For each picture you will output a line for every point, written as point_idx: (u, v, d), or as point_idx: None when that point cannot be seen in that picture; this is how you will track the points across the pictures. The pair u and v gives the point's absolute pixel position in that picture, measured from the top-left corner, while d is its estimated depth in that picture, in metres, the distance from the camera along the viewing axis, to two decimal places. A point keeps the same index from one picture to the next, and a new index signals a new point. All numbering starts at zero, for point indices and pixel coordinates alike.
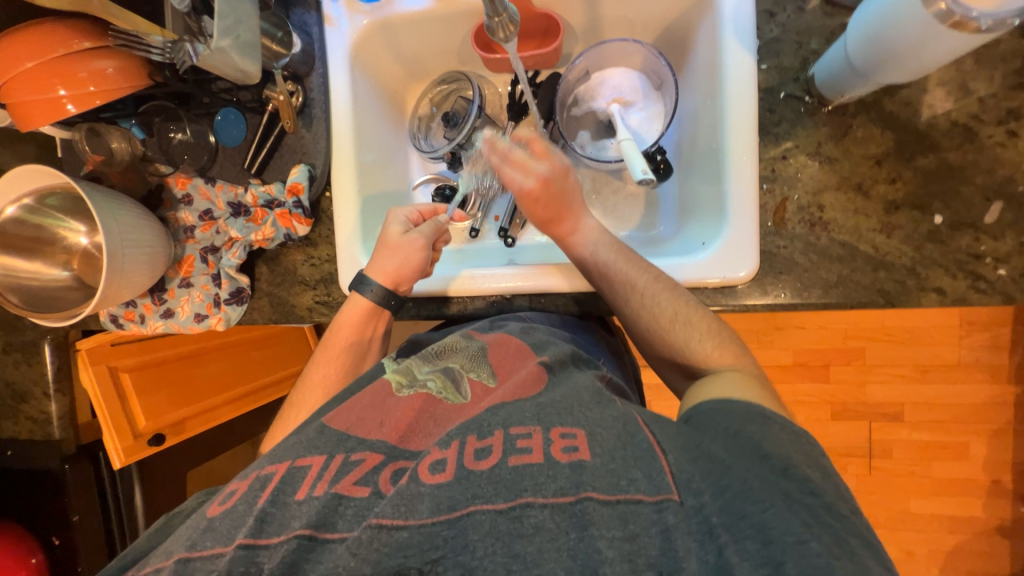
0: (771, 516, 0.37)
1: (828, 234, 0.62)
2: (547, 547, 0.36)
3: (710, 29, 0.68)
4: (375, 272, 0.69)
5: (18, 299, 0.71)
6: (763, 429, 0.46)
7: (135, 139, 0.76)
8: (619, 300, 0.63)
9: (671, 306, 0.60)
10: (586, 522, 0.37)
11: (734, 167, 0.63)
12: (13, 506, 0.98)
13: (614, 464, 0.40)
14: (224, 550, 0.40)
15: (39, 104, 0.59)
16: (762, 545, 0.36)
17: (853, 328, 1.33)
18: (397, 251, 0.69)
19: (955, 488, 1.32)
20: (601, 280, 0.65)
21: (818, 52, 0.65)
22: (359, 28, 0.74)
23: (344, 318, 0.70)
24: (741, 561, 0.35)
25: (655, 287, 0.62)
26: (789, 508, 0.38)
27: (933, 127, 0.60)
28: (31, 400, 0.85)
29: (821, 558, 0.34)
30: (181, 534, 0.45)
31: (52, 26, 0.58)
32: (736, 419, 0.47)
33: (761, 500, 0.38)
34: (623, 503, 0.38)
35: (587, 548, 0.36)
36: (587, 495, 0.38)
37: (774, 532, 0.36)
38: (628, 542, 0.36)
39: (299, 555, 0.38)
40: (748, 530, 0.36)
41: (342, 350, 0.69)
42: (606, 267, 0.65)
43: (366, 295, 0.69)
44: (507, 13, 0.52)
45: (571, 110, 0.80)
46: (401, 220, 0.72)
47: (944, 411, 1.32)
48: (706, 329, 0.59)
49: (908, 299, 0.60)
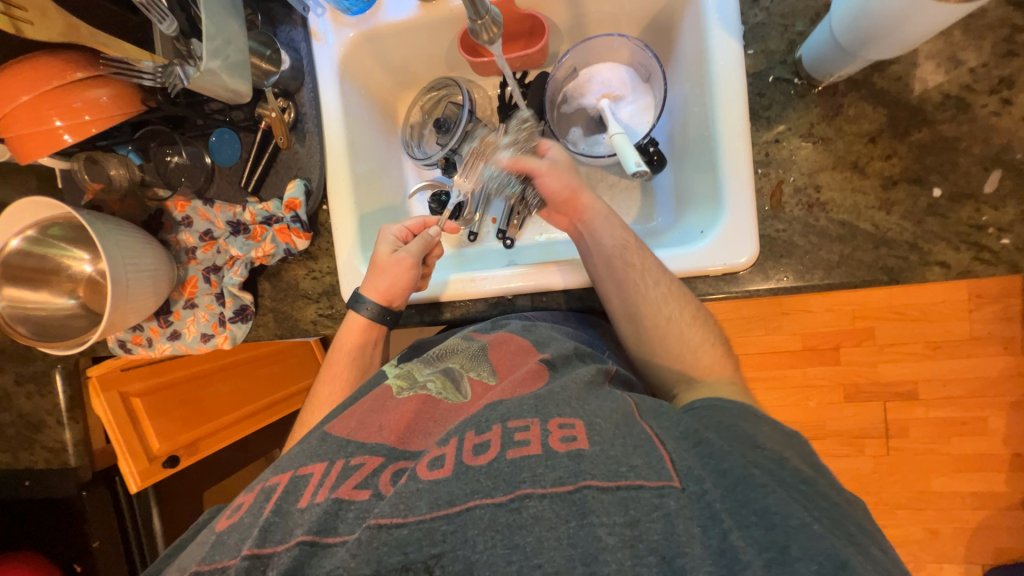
0: (773, 501, 0.37)
1: (826, 214, 0.62)
2: (547, 537, 0.36)
3: (694, 18, 0.68)
4: (368, 291, 0.70)
5: (27, 329, 0.72)
6: (757, 426, 0.47)
7: (133, 164, 0.77)
8: (626, 290, 0.63)
9: (673, 300, 0.61)
10: (585, 510, 0.37)
11: (728, 153, 0.63)
12: (31, 533, 0.99)
13: (614, 451, 0.41)
14: (230, 562, 0.40)
15: (36, 136, 0.60)
16: (766, 530, 0.36)
17: (861, 308, 1.32)
18: (387, 273, 0.69)
19: (975, 463, 1.31)
20: (608, 270, 0.64)
21: (804, 34, 0.65)
22: (346, 40, 0.75)
23: (344, 340, 0.70)
24: (746, 546, 0.35)
25: (660, 277, 0.62)
26: (788, 495, 0.38)
27: (925, 100, 0.60)
28: (46, 429, 0.88)
29: (827, 541, 0.35)
30: (192, 550, 0.45)
31: (44, 59, 0.58)
32: (728, 415, 0.48)
33: (763, 485, 0.38)
34: (624, 489, 0.38)
35: (588, 536, 0.35)
36: (586, 483, 0.38)
37: (776, 516, 0.36)
38: (629, 528, 0.36)
39: (301, 560, 0.38)
40: (752, 518, 0.36)
41: (346, 362, 0.70)
42: (613, 255, 0.64)
43: (361, 312, 0.70)
44: (490, 15, 0.52)
45: (561, 108, 0.80)
46: (389, 239, 0.71)
47: (958, 387, 1.30)
48: (707, 333, 0.61)
49: (911, 274, 0.60)
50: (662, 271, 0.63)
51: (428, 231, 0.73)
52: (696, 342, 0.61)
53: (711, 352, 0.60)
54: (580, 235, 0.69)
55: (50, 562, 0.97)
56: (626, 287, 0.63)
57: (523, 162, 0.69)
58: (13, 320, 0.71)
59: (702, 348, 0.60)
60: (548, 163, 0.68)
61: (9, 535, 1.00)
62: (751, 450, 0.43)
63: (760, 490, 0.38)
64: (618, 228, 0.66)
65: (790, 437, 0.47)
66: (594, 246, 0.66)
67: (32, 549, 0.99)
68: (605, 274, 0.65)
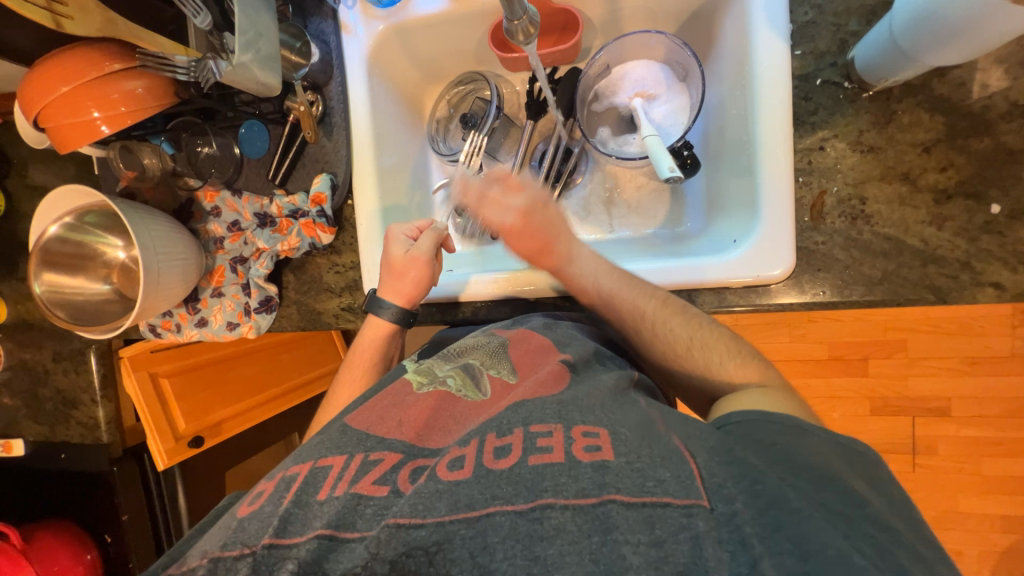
0: (810, 528, 0.35)
1: (871, 228, 0.59)
2: (569, 551, 0.35)
3: (738, 15, 0.64)
4: (389, 295, 0.70)
5: (65, 313, 0.75)
6: (799, 441, 0.44)
7: (166, 154, 0.79)
8: (629, 329, 0.62)
9: (685, 330, 0.59)
10: (609, 526, 0.36)
11: (767, 159, 0.60)
12: (64, 502, 1.04)
13: (639, 464, 0.39)
14: (252, 547, 0.41)
15: (73, 127, 0.61)
16: (800, 561, 0.33)
17: (894, 319, 1.27)
18: (406, 275, 0.69)
19: (1009, 486, 1.25)
20: (608, 310, 0.63)
21: (857, 34, 0.61)
22: (375, 33, 0.74)
23: (366, 339, 0.71)
24: (777, 575, 0.33)
25: (666, 313, 0.59)
26: (826, 520, 0.36)
27: (988, 108, 0.56)
28: (81, 406, 0.93)
29: (868, 572, 0.33)
30: (214, 534, 0.45)
31: (81, 51, 0.59)
32: (769, 432, 0.45)
33: (799, 509, 0.36)
34: (649, 506, 0.36)
35: (610, 553, 0.35)
36: (610, 497, 0.37)
37: (813, 546, 0.34)
38: (654, 548, 0.35)
39: (320, 553, 0.39)
40: (785, 544, 0.34)
41: (364, 367, 0.69)
42: (611, 297, 0.62)
43: (383, 315, 0.70)
44: (527, 16, 0.50)
45: (592, 106, 0.78)
46: (400, 239, 0.70)
47: (995, 406, 1.25)
48: (720, 349, 0.57)
49: (961, 295, 0.56)
50: (650, 301, 0.61)
51: (435, 225, 0.72)
52: (706, 360, 0.57)
53: (726, 366, 0.56)
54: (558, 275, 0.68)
55: (82, 530, 1.03)
56: (616, 312, 0.62)
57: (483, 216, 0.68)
58: (51, 305, 0.74)
59: (715, 366, 0.57)
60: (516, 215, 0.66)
61: (45, 502, 1.05)
62: (792, 472, 0.41)
63: (796, 515, 0.36)
64: (586, 261, 0.65)
65: (844, 449, 0.44)
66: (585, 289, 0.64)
67: (65, 518, 1.03)
68: (598, 304, 0.64)
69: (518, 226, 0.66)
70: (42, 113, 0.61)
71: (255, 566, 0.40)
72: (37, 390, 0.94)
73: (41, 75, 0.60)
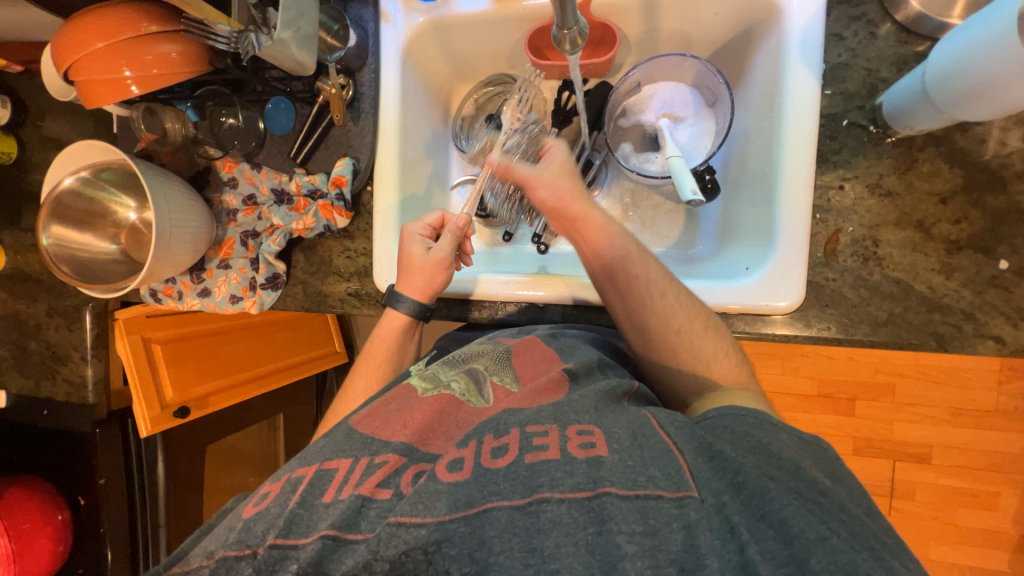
0: (790, 514, 0.36)
1: (881, 270, 0.60)
2: (565, 542, 0.35)
3: (773, 50, 0.66)
4: (407, 288, 0.70)
5: (68, 269, 0.73)
6: (771, 435, 0.44)
7: (190, 122, 0.79)
8: (634, 300, 0.61)
9: (687, 315, 0.59)
10: (603, 516, 0.36)
11: (787, 192, 0.61)
12: (41, 463, 1.02)
13: (632, 461, 0.39)
14: (256, 549, 0.41)
15: (102, 83, 0.61)
16: (784, 544, 0.35)
17: (883, 362, 1.29)
18: (425, 269, 0.69)
19: (983, 539, 1.27)
20: (622, 273, 0.62)
21: (887, 80, 0.62)
22: (414, 25, 0.75)
23: (380, 332, 0.71)
24: (762, 560, 0.34)
25: (671, 289, 0.60)
26: (805, 507, 0.37)
27: (1006, 166, 0.57)
28: (70, 363, 0.92)
29: (845, 555, 0.34)
30: (218, 534, 0.45)
31: (120, 10, 0.59)
32: (742, 424, 0.45)
33: (777, 497, 0.37)
34: (643, 497, 0.37)
35: (605, 544, 0.35)
36: (605, 490, 0.37)
37: (794, 529, 0.35)
38: (648, 537, 0.35)
39: (324, 554, 0.39)
40: (768, 530, 0.35)
41: (374, 362, 0.70)
42: (627, 259, 0.62)
43: (400, 309, 0.69)
44: (578, 26, 0.51)
45: (618, 121, 0.78)
46: (418, 239, 0.70)
47: (978, 458, 1.26)
48: (718, 340, 0.59)
49: (963, 344, 0.57)
50: (660, 274, 0.61)
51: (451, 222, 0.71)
52: (708, 353, 0.57)
53: (725, 362, 0.57)
54: (574, 243, 0.66)
55: (57, 492, 1.01)
56: (630, 298, 0.61)
57: (513, 171, 0.68)
58: (56, 259, 0.72)
59: (715, 359, 0.57)
60: (536, 172, 0.67)
61: (20, 461, 1.03)
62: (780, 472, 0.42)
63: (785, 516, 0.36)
64: (617, 238, 0.63)
65: (808, 444, 0.44)
66: (593, 257, 0.64)
67: (41, 477, 1.02)
68: (609, 288, 0.63)
69: (551, 202, 0.66)
70: (74, 66, 0.61)
71: (258, 567, 0.40)
72: (27, 343, 0.93)
73: (77, 27, 0.59)
